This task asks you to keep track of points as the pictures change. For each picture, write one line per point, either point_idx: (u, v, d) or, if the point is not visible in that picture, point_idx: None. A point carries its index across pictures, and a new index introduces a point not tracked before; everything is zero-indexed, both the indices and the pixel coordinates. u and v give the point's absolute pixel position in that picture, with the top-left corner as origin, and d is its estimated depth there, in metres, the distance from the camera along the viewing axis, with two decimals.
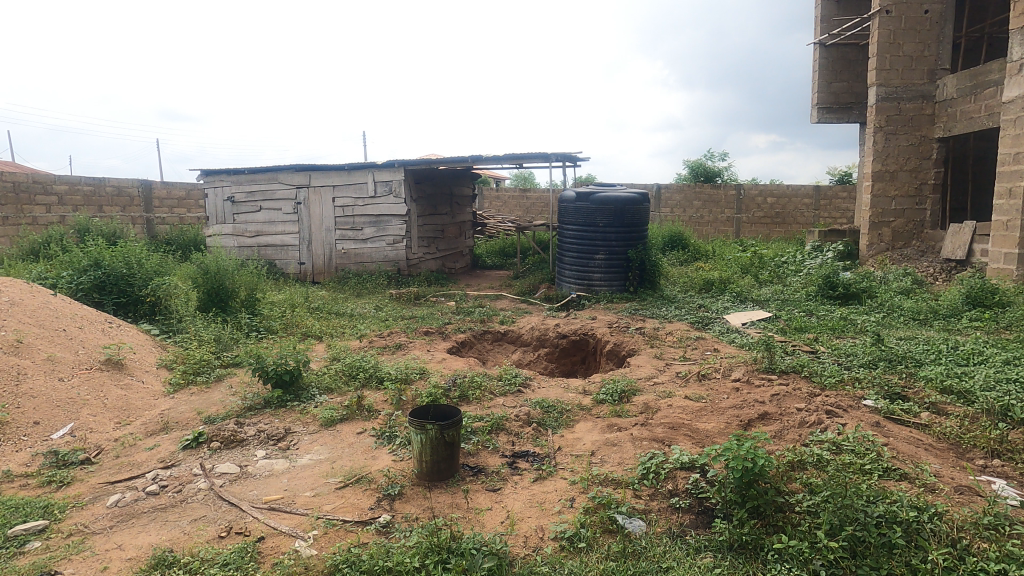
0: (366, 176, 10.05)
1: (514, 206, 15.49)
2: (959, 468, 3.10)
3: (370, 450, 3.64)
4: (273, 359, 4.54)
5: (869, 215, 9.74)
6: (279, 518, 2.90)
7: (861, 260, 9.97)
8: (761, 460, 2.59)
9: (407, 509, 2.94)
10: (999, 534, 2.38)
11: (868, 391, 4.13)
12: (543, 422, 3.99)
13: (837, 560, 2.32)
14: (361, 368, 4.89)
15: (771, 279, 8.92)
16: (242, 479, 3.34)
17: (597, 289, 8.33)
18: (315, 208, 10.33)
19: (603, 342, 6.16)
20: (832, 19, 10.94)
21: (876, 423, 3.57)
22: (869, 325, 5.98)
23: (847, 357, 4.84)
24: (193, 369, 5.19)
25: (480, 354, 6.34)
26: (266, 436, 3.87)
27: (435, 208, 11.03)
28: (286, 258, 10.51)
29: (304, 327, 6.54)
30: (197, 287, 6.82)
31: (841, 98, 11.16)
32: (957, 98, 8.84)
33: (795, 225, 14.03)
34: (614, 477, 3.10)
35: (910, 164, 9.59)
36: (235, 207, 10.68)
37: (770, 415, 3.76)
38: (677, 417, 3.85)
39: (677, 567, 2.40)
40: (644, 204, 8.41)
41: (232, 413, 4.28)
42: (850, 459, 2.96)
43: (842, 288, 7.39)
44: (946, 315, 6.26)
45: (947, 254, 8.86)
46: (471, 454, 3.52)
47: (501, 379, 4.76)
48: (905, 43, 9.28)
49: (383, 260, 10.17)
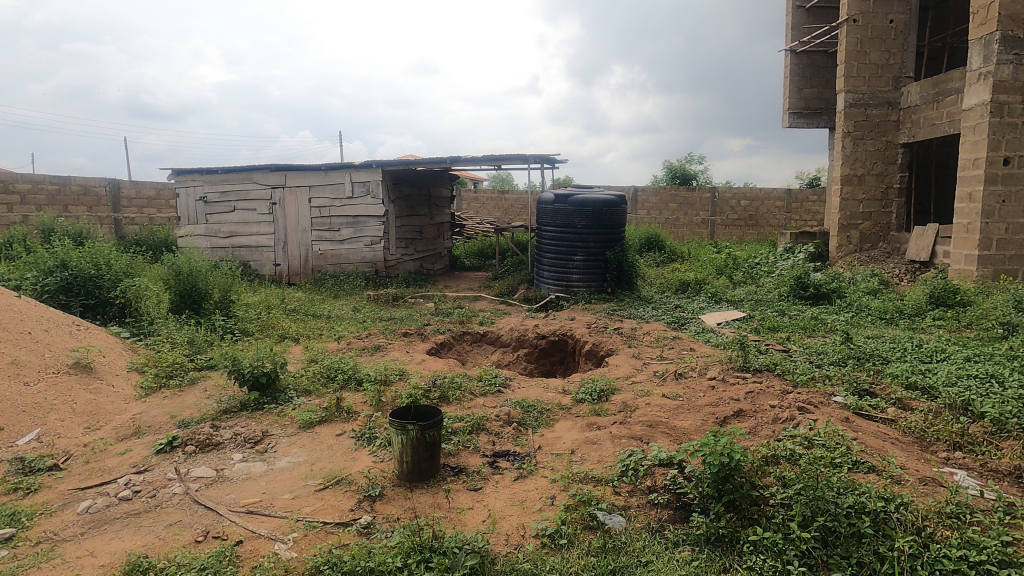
0: (343, 177, 9.95)
1: (492, 208, 15.52)
2: (924, 460, 3.22)
3: (350, 452, 3.62)
4: (249, 360, 4.47)
5: (839, 218, 10.02)
6: (257, 521, 2.87)
7: (831, 261, 10.25)
8: (736, 455, 2.67)
9: (388, 510, 2.94)
10: (961, 522, 2.48)
11: (838, 388, 4.26)
12: (523, 421, 4.02)
13: (809, 550, 2.40)
14: (339, 370, 4.86)
15: (745, 280, 9.13)
16: (218, 483, 3.29)
17: (575, 290, 8.40)
18: (290, 208, 10.20)
19: (581, 342, 6.21)
20: (803, 27, 11.25)
21: (846, 418, 3.68)
22: (837, 325, 6.16)
23: (817, 356, 4.98)
24: (165, 372, 5.09)
25: (460, 355, 6.35)
26: (243, 439, 3.82)
27: (413, 209, 11.00)
28: (260, 259, 10.35)
29: (280, 329, 6.47)
30: (169, 288, 6.68)
31: (811, 104, 11.45)
32: (921, 105, 9.17)
33: (767, 227, 14.36)
34: (594, 475, 3.14)
35: (876, 168, 9.91)
36: (208, 207, 10.48)
37: (744, 412, 3.85)
38: (654, 415, 3.92)
39: (657, 561, 2.46)
40: (621, 206, 8.50)
41: (208, 416, 4.22)
42: (822, 453, 3.05)
43: (813, 288, 7.59)
44: (910, 314, 6.49)
45: (912, 255, 9.16)
46: (452, 455, 3.53)
47: (481, 379, 4.79)
48: (871, 51, 9.58)
49: (361, 260, 10.09)
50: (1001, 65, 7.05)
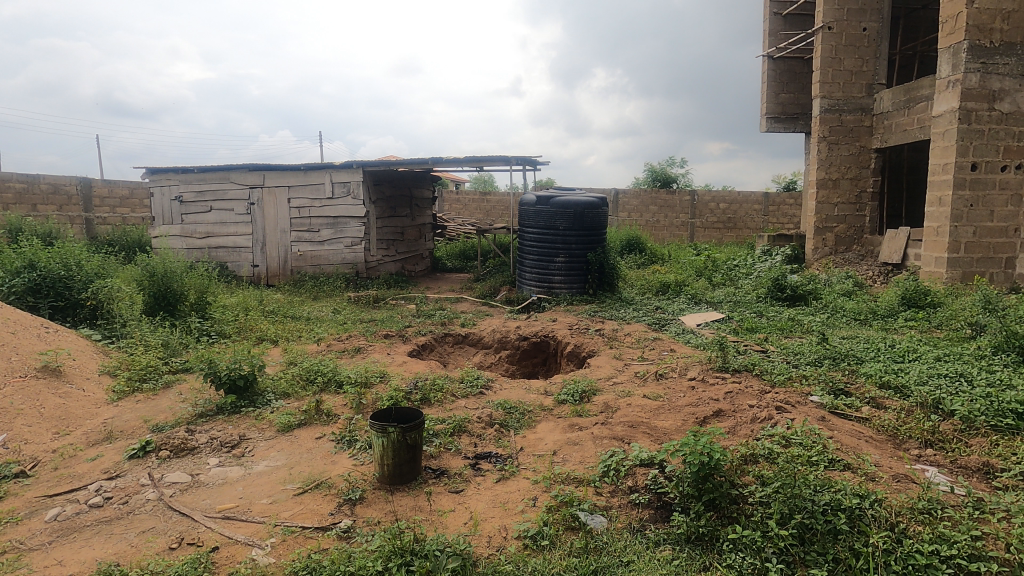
0: (323, 177, 9.84)
1: (474, 209, 15.50)
2: (897, 458, 3.29)
3: (330, 455, 3.57)
4: (225, 363, 4.39)
5: (814, 221, 10.21)
6: (234, 527, 2.81)
7: (808, 264, 10.43)
8: (716, 454, 2.70)
9: (368, 513, 2.90)
10: (932, 517, 2.54)
11: (815, 387, 4.34)
12: (505, 423, 4.01)
13: (787, 547, 2.44)
14: (319, 373, 4.80)
15: (724, 282, 9.26)
16: (194, 489, 3.21)
17: (557, 292, 8.41)
18: (269, 209, 10.05)
19: (563, 344, 6.23)
20: (779, 33, 11.47)
21: (822, 417, 3.75)
22: (814, 325, 6.29)
23: (794, 356, 5.07)
24: (139, 375, 4.97)
25: (441, 357, 6.32)
26: (219, 444, 3.75)
27: (395, 210, 10.93)
28: (238, 260, 10.18)
29: (258, 331, 6.37)
30: (143, 289, 6.52)
31: (787, 109, 11.67)
32: (893, 112, 9.41)
33: (745, 230, 14.58)
34: (575, 475, 3.14)
35: (850, 173, 10.13)
36: (184, 207, 10.28)
37: (724, 412, 3.90)
38: (636, 416, 3.94)
39: (638, 561, 2.47)
40: (602, 208, 8.55)
41: (183, 420, 4.13)
42: (799, 451, 3.10)
43: (790, 290, 7.72)
44: (884, 315, 6.65)
45: (885, 258, 9.38)
46: (433, 457, 3.50)
47: (463, 381, 4.77)
48: (845, 58, 9.80)
49: (341, 262, 9.98)
50: (968, 74, 7.26)
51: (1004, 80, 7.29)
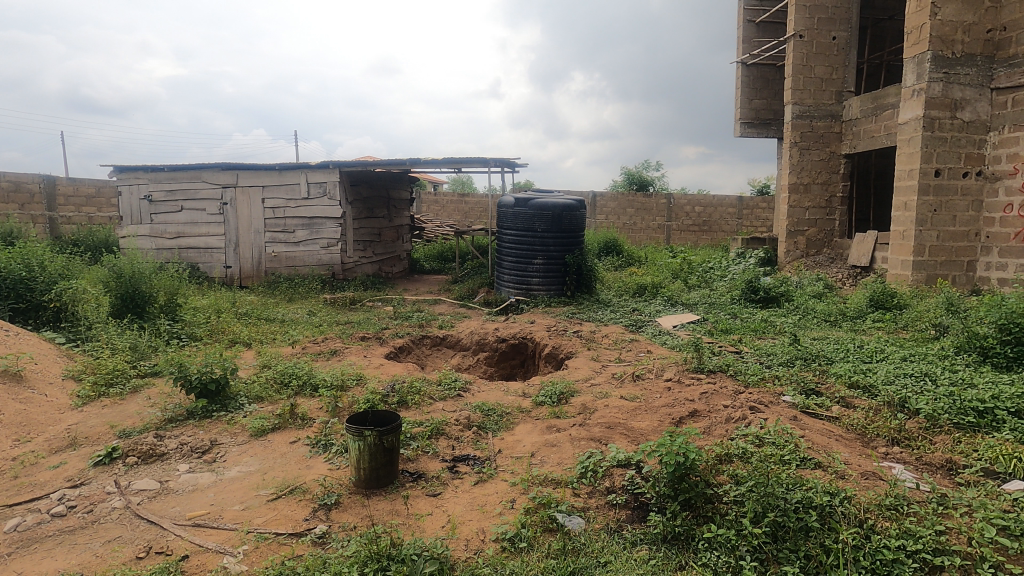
0: (298, 177, 9.69)
1: (452, 211, 15.45)
2: (865, 455, 3.38)
3: (304, 460, 3.51)
4: (197, 367, 4.29)
5: (787, 224, 10.43)
6: (204, 535, 2.74)
7: (780, 266, 10.64)
8: (691, 454, 2.73)
9: (344, 519, 2.86)
10: (899, 513, 2.61)
11: (787, 387, 4.43)
12: (483, 425, 3.99)
13: (760, 545, 2.49)
14: (293, 376, 4.72)
15: (699, 284, 9.40)
16: (162, 496, 3.13)
17: (535, 293, 8.43)
18: (242, 209, 9.86)
19: (541, 346, 6.24)
20: (753, 40, 11.71)
21: (794, 417, 3.83)
22: (786, 326, 6.42)
23: (767, 357, 5.17)
24: (105, 379, 4.82)
25: (419, 359, 6.28)
26: (189, 449, 3.65)
27: (372, 211, 10.83)
28: (210, 261, 9.96)
29: (231, 333, 6.24)
30: (109, 291, 6.32)
31: (761, 114, 11.90)
32: (862, 118, 9.68)
33: (720, 233, 14.83)
34: (553, 477, 3.15)
35: (821, 177, 10.38)
36: (154, 207, 10.02)
37: (699, 412, 3.95)
38: (613, 417, 3.97)
39: (615, 561, 2.48)
40: (580, 210, 8.60)
41: (151, 425, 4.01)
42: (772, 451, 3.16)
43: (763, 292, 7.86)
44: (853, 316, 6.83)
45: (854, 261, 9.64)
46: (411, 460, 3.47)
47: (441, 383, 4.74)
48: (816, 65, 10.05)
49: (317, 263, 9.84)
50: (932, 83, 7.51)
51: (965, 90, 7.55)
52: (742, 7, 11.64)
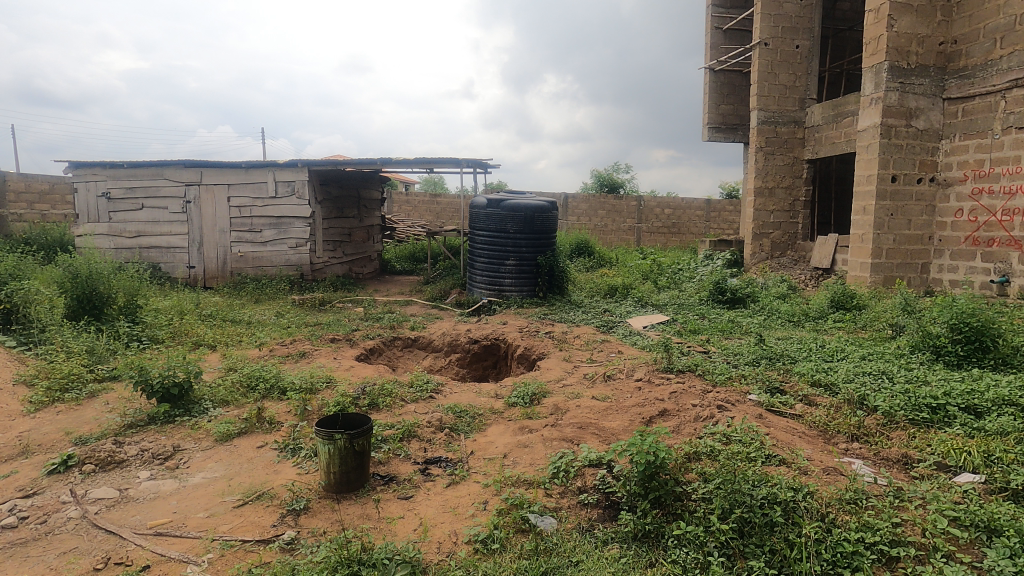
0: (266, 175, 9.48)
1: (424, 211, 15.35)
2: (826, 451, 3.50)
3: (272, 464, 3.44)
4: (158, 370, 4.15)
5: (753, 227, 10.70)
6: (167, 544, 2.66)
7: (746, 268, 10.90)
8: (661, 453, 2.78)
9: (313, 524, 2.81)
10: (858, 507, 2.71)
11: (753, 386, 4.54)
12: (455, 427, 3.98)
13: (727, 540, 2.55)
14: (260, 379, 4.62)
15: (669, 285, 9.56)
16: (122, 505, 3.02)
17: (508, 294, 8.44)
18: (206, 208, 9.60)
19: (513, 347, 6.24)
20: (720, 47, 11.97)
21: (759, 415, 3.93)
22: (751, 327, 6.59)
23: (734, 356, 5.30)
24: (60, 385, 4.62)
25: (390, 361, 6.21)
26: (151, 455, 3.54)
27: (342, 210, 10.68)
28: (172, 261, 9.66)
29: (195, 336, 6.06)
30: (64, 292, 6.06)
31: (727, 119, 12.17)
32: (823, 125, 10.03)
33: (688, 235, 15.13)
34: (526, 477, 3.16)
35: (785, 182, 10.69)
36: (112, 204, 9.66)
37: (669, 411, 4.02)
38: (584, 417, 4.00)
39: (586, 560, 2.50)
40: (552, 212, 8.65)
41: (110, 432, 3.87)
42: (738, 449, 3.24)
43: (730, 293, 8.04)
44: (815, 317, 7.05)
45: (816, 263, 9.96)
46: (382, 463, 3.44)
47: (412, 386, 4.70)
48: (780, 73, 10.34)
49: (285, 263, 9.65)
50: (889, 92, 7.81)
51: (919, 99, 7.88)
52: (710, 15, 11.90)
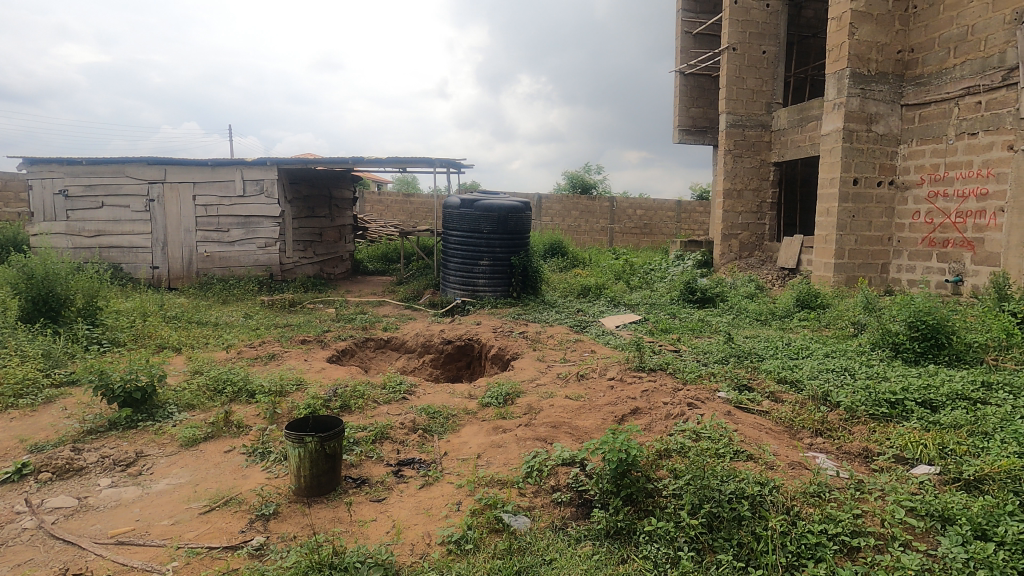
0: (233, 174, 9.27)
1: (397, 211, 15.22)
2: (792, 446, 3.60)
3: (240, 469, 3.36)
4: (119, 374, 4.02)
5: (722, 228, 10.93)
6: (129, 553, 2.57)
7: (716, 268, 11.11)
8: (633, 451, 2.82)
9: (283, 529, 2.76)
10: (821, 500, 2.79)
11: (721, 383, 4.64)
12: (428, 428, 3.96)
13: (697, 535, 2.60)
14: (228, 382, 4.52)
15: (641, 285, 9.68)
16: (81, 514, 2.91)
17: (481, 295, 8.43)
18: (171, 206, 9.33)
19: (487, 347, 6.24)
20: (690, 51, 12.18)
21: (728, 412, 4.02)
22: (720, 326, 6.73)
23: (703, 355, 5.41)
24: (14, 390, 4.43)
25: (362, 362, 6.14)
26: (112, 462, 3.42)
27: (313, 210, 10.51)
28: (134, 261, 9.36)
29: (159, 338, 5.88)
30: (18, 293, 5.81)
31: (697, 122, 12.39)
32: (789, 129, 10.30)
33: (660, 236, 15.36)
34: (499, 477, 3.17)
35: (752, 184, 10.94)
36: (70, 203, 9.32)
37: (640, 409, 4.08)
38: (558, 416, 4.03)
39: (559, 558, 2.52)
40: (525, 212, 8.67)
41: (68, 438, 3.73)
42: (707, 445, 3.30)
43: (700, 292, 8.19)
44: (781, 315, 7.24)
45: (782, 263, 10.22)
46: (354, 466, 3.40)
47: (385, 387, 4.66)
48: (748, 77, 10.58)
49: (254, 264, 9.44)
50: (851, 97, 8.06)
51: (879, 105, 8.17)
52: (680, 19, 12.10)
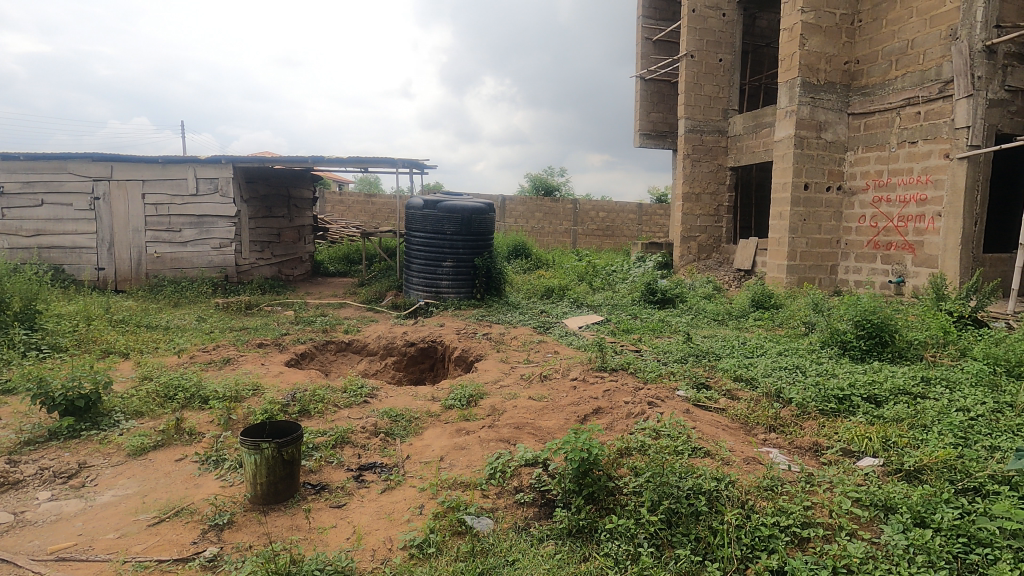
0: (186, 172, 8.93)
1: (358, 211, 14.97)
2: (747, 442, 3.71)
3: (192, 478, 3.24)
4: (60, 382, 3.82)
5: (681, 230, 11.18)
6: (71, 569, 2.44)
7: (676, 269, 11.36)
8: (594, 450, 2.86)
9: (238, 538, 2.67)
10: (774, 493, 2.89)
11: (680, 382, 4.75)
12: (390, 432, 3.91)
13: (656, 531, 2.65)
14: (180, 388, 4.35)
15: (603, 286, 9.82)
16: (17, 529, 2.75)
17: (445, 296, 8.38)
18: (118, 205, 8.92)
19: (450, 349, 6.21)
20: (650, 57, 12.44)
21: (687, 410, 4.12)
22: (680, 326, 6.90)
23: (664, 354, 5.52)
24: None
25: (322, 366, 6.01)
26: (52, 474, 3.24)
27: (270, 210, 10.23)
28: (78, 262, 8.90)
29: (104, 343, 5.61)
30: None
31: (657, 126, 12.65)
32: (744, 135, 10.64)
33: (622, 238, 15.63)
34: (462, 480, 3.15)
35: (710, 188, 11.25)
36: (6, 200, 8.80)
37: (603, 409, 4.13)
38: (521, 417, 4.04)
39: (522, 558, 2.53)
40: (489, 213, 8.66)
41: (2, 450, 3.51)
42: (667, 442, 3.37)
43: (660, 293, 8.36)
44: (737, 315, 7.47)
45: (739, 264, 10.54)
46: (313, 472, 3.32)
47: (346, 391, 4.57)
48: (705, 84, 10.88)
49: (207, 265, 9.11)
50: (802, 106, 8.39)
51: (828, 113, 8.52)
52: (640, 25, 12.35)
